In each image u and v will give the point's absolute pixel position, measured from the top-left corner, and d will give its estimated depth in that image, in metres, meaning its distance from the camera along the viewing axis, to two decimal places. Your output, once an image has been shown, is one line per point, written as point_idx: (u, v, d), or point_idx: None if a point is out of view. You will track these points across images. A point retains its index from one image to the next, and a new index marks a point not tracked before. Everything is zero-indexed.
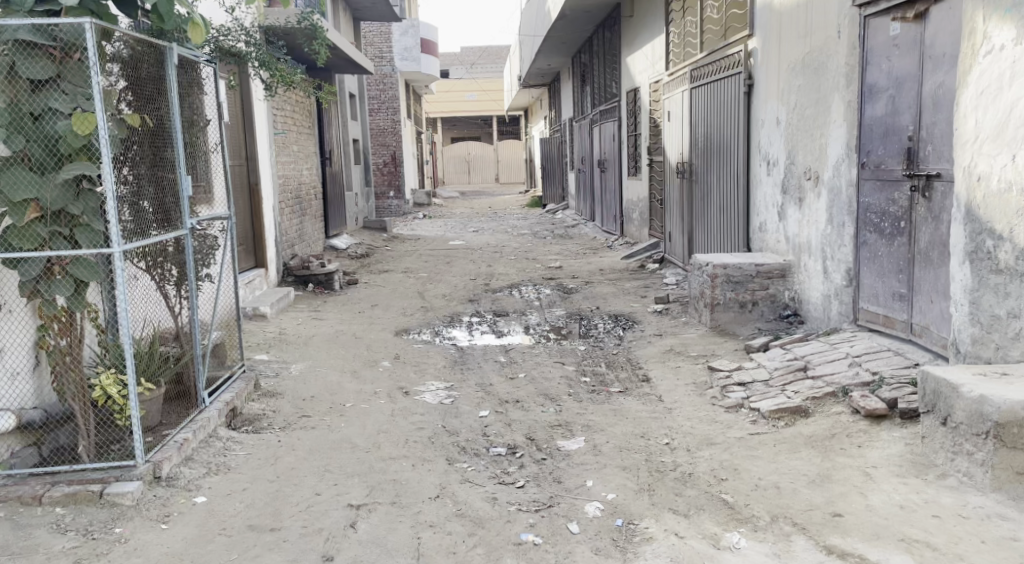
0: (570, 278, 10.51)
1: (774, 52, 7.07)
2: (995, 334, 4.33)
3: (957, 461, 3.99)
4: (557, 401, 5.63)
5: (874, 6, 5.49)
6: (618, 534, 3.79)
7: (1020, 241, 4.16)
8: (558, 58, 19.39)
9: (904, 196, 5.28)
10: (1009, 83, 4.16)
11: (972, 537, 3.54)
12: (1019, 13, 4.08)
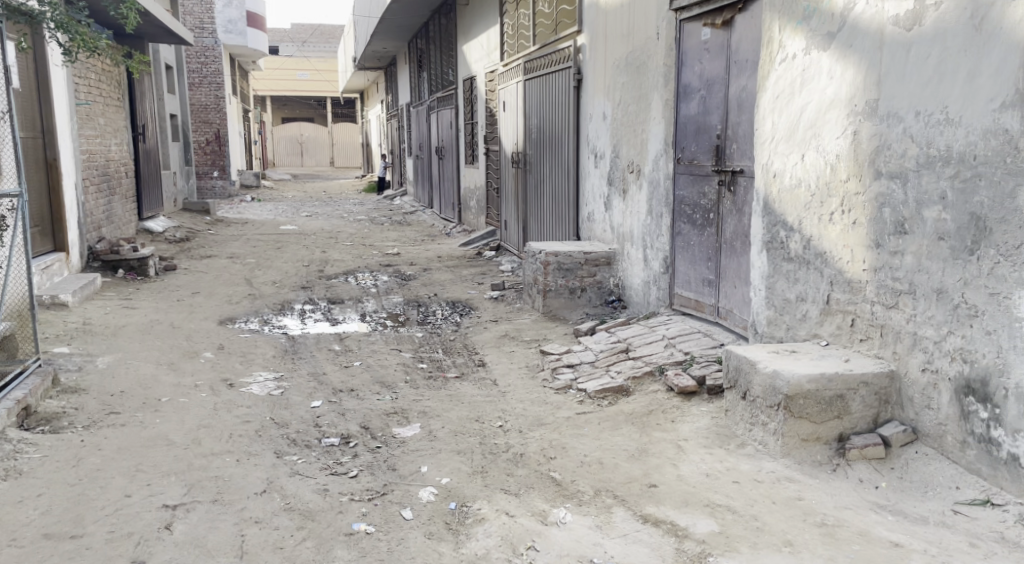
0: (407, 265, 10.56)
1: (600, 49, 7.42)
2: (786, 315, 4.79)
3: (754, 432, 4.37)
4: (393, 388, 5.72)
5: (688, 11, 5.88)
6: (451, 517, 3.93)
7: (806, 233, 4.61)
8: (395, 42, 19.29)
9: (712, 190, 5.72)
10: (799, 89, 4.59)
11: (765, 499, 3.90)
12: (807, 26, 4.51)
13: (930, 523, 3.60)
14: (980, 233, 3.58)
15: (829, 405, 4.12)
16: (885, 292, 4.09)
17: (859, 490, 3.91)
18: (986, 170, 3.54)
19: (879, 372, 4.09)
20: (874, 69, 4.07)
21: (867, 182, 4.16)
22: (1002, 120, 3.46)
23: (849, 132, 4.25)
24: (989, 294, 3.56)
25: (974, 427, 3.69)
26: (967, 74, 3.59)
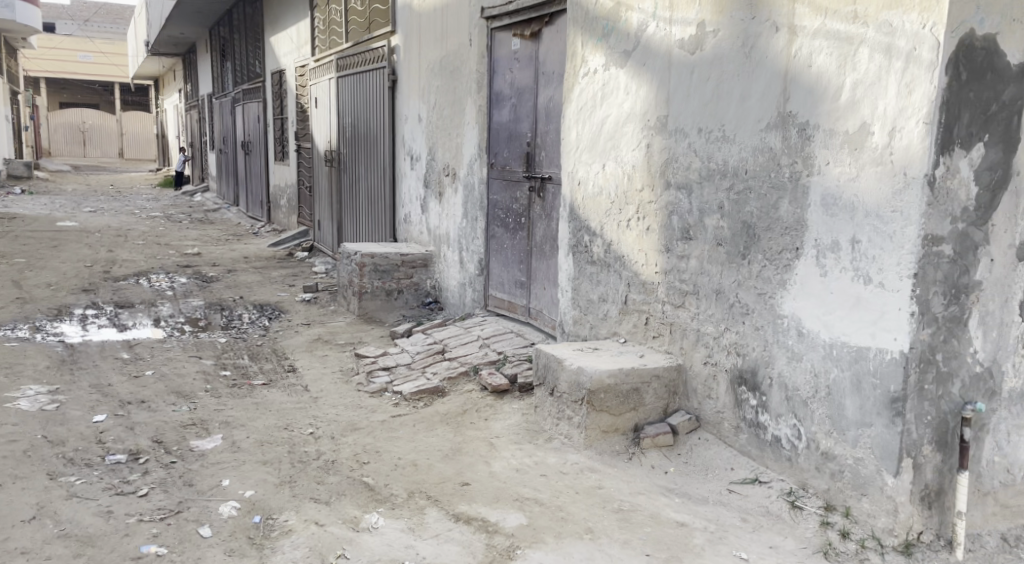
0: (210, 267, 10.17)
1: (414, 51, 7.51)
2: (590, 315, 5.09)
3: (560, 426, 4.60)
4: (191, 398, 5.54)
5: (499, 20, 6.09)
6: (255, 531, 3.87)
7: (607, 238, 4.91)
8: (196, 28, 18.46)
9: (524, 195, 5.95)
10: (600, 102, 4.89)
11: (569, 490, 4.13)
12: (606, 43, 4.81)
13: (710, 503, 3.96)
14: (750, 240, 3.98)
15: (626, 398, 4.40)
16: (674, 293, 4.44)
17: (651, 475, 4.22)
18: (755, 184, 3.94)
19: (669, 365, 4.43)
20: (664, 88, 4.41)
21: (659, 192, 4.50)
22: (767, 139, 3.86)
23: (643, 145, 4.58)
24: (757, 294, 3.96)
25: (745, 413, 4.09)
26: (740, 97, 3.98)
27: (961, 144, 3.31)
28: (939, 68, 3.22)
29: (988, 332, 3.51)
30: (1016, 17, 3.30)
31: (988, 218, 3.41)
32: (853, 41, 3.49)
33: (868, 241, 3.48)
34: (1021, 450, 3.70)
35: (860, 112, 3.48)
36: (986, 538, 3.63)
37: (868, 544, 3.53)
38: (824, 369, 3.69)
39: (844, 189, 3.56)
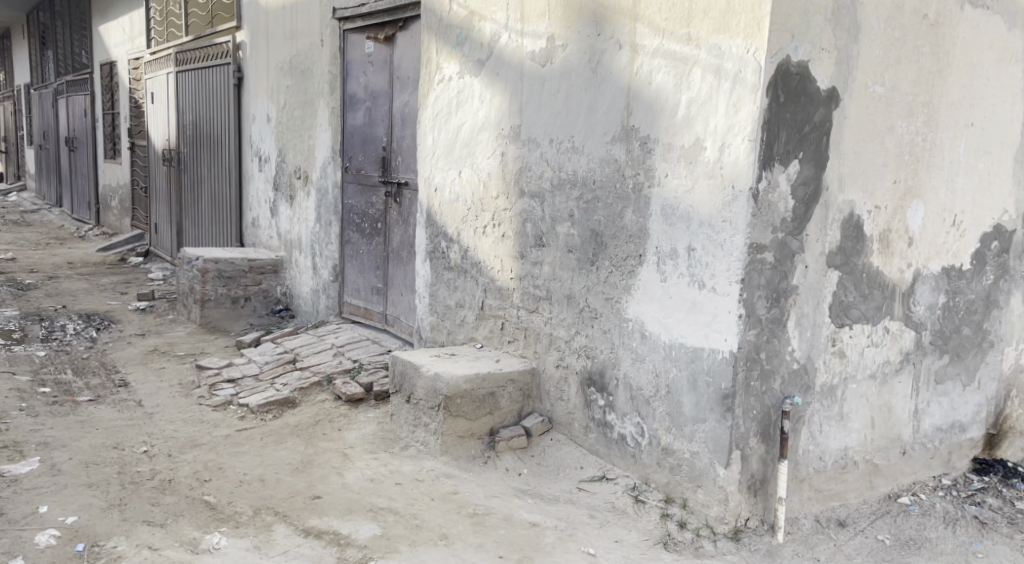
0: (26, 274, 9.46)
1: (262, 49, 7.33)
2: (447, 320, 5.13)
3: (416, 433, 4.61)
4: (4, 418, 5.15)
5: (351, 22, 6.03)
6: (79, 560, 3.64)
7: (464, 244, 4.97)
8: (12, 13, 17.16)
9: (380, 200, 5.93)
10: (456, 109, 4.95)
11: (424, 497, 4.16)
12: (461, 51, 4.88)
13: (561, 501, 4.10)
14: (598, 247, 4.16)
15: (482, 402, 4.47)
16: (528, 298, 4.56)
17: (506, 478, 4.31)
18: (602, 193, 4.12)
19: (524, 369, 4.54)
20: (517, 98, 4.54)
21: (513, 200, 4.61)
22: (613, 150, 4.05)
23: (498, 153, 4.68)
24: (605, 299, 4.14)
25: (594, 413, 4.26)
26: (587, 109, 4.16)
27: (780, 160, 3.58)
28: (761, 90, 3.48)
29: (804, 332, 3.78)
30: (825, 47, 3.58)
31: (802, 228, 3.68)
32: (688, 61, 3.73)
33: (702, 249, 3.72)
34: (830, 438, 3.93)
35: (693, 128, 3.72)
36: (803, 520, 3.89)
37: (702, 532, 3.77)
38: (664, 369, 3.90)
39: (680, 200, 3.79)
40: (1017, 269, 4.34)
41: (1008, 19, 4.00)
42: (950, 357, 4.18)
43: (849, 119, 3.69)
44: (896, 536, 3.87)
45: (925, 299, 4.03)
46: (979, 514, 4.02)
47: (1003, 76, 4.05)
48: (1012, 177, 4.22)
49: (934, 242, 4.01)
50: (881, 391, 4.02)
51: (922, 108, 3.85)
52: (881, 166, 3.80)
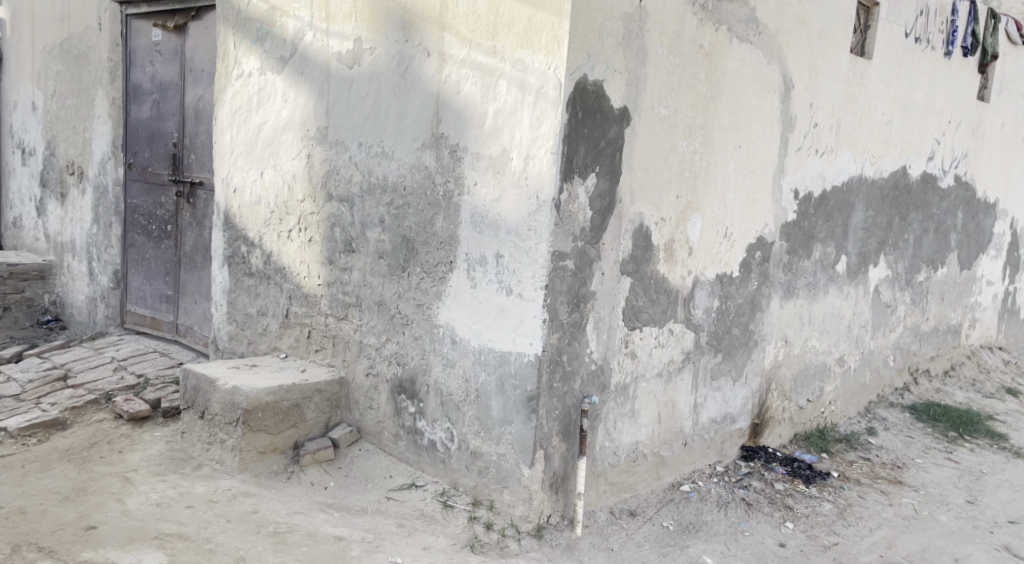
0: None
1: (26, 29, 6.56)
2: (247, 330, 4.87)
3: (211, 451, 4.34)
4: None
5: (135, 7, 5.55)
6: None
7: (267, 249, 4.75)
8: None
9: (170, 201, 5.49)
10: (255, 107, 4.72)
11: (219, 519, 3.90)
12: (261, 46, 4.66)
13: (368, 513, 4.03)
14: (409, 253, 4.17)
15: (286, 415, 4.30)
16: (337, 305, 4.46)
17: (310, 492, 4.16)
18: (413, 200, 4.13)
19: (331, 379, 4.43)
20: (322, 99, 4.43)
21: (320, 204, 4.49)
22: (423, 157, 4.08)
23: (303, 155, 4.54)
24: (416, 305, 4.16)
25: (404, 420, 4.25)
26: (397, 115, 4.15)
27: (580, 172, 3.78)
28: (561, 105, 3.66)
29: (601, 334, 4.01)
30: (617, 68, 3.84)
31: (599, 238, 3.91)
32: (494, 73, 3.84)
33: (510, 256, 3.83)
34: (623, 433, 4.19)
35: (500, 139, 3.84)
36: (598, 513, 4.12)
37: (507, 532, 3.87)
38: (474, 373, 3.98)
39: (489, 208, 3.89)
40: (775, 276, 4.87)
41: (768, 54, 4.51)
42: (722, 355, 4.63)
43: (639, 137, 3.97)
44: (679, 521, 4.21)
45: (703, 303, 4.45)
46: (746, 496, 4.49)
47: (764, 105, 4.55)
48: (772, 197, 4.73)
49: (710, 253, 4.42)
50: (667, 387, 4.37)
51: (699, 130, 4.23)
52: (665, 182, 4.13)
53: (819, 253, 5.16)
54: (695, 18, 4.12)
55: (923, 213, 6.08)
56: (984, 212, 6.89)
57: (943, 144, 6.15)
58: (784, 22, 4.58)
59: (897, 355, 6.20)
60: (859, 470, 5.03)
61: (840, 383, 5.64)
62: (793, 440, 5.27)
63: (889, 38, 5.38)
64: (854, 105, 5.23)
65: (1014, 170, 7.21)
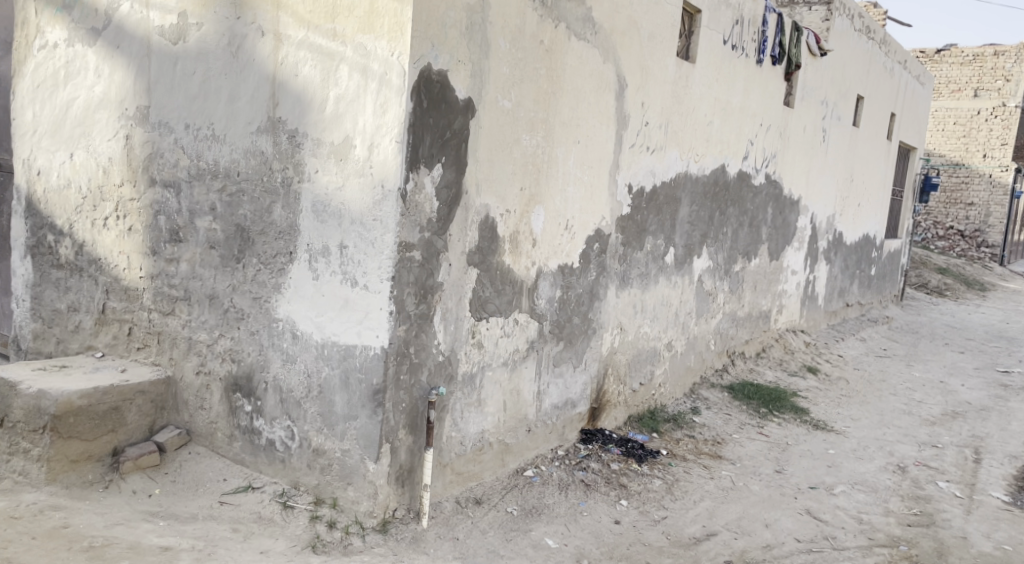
0: None
1: None
2: (56, 328, 4.48)
3: (11, 463, 3.89)
4: None
5: None
6: None
7: (80, 237, 4.38)
8: None
9: None
10: (63, 82, 4.32)
11: (21, 536, 3.50)
12: (68, 15, 4.26)
13: (199, 519, 3.77)
14: (244, 243, 3.96)
15: (102, 419, 3.95)
16: (162, 299, 4.19)
17: (132, 502, 3.84)
18: (247, 187, 3.92)
19: (155, 379, 4.13)
20: (143, 76, 4.11)
21: (142, 189, 4.17)
22: (258, 142, 3.87)
23: (120, 136, 4.19)
24: (252, 299, 3.96)
25: (240, 420, 4.04)
26: (228, 97, 3.91)
27: (425, 162, 3.74)
28: (406, 93, 3.59)
29: (448, 325, 4.00)
30: (461, 59, 3.82)
31: (445, 229, 3.89)
32: (334, 57, 3.70)
33: (353, 247, 3.72)
34: (469, 422, 4.22)
35: (343, 125, 3.71)
36: (444, 503, 4.11)
37: (351, 529, 3.77)
38: (317, 368, 3.84)
39: (331, 197, 3.75)
40: (609, 266, 5.09)
41: (602, 52, 4.67)
42: (563, 343, 4.79)
43: (483, 129, 3.98)
44: (523, 506, 4.30)
45: (545, 293, 4.57)
46: (585, 477, 4.65)
47: (598, 102, 4.71)
48: (608, 191, 4.94)
49: (553, 243, 4.56)
50: (512, 376, 4.45)
51: (540, 124, 4.31)
52: (510, 175, 4.18)
53: (649, 245, 5.48)
54: (536, 14, 4.17)
55: (739, 208, 6.57)
56: (789, 208, 7.53)
57: (755, 146, 6.63)
58: (616, 23, 4.75)
59: (717, 340, 6.65)
60: (685, 447, 5.36)
61: (668, 366, 5.97)
62: (627, 422, 5.52)
63: (709, 44, 5.73)
64: (680, 106, 5.53)
65: (814, 171, 7.92)
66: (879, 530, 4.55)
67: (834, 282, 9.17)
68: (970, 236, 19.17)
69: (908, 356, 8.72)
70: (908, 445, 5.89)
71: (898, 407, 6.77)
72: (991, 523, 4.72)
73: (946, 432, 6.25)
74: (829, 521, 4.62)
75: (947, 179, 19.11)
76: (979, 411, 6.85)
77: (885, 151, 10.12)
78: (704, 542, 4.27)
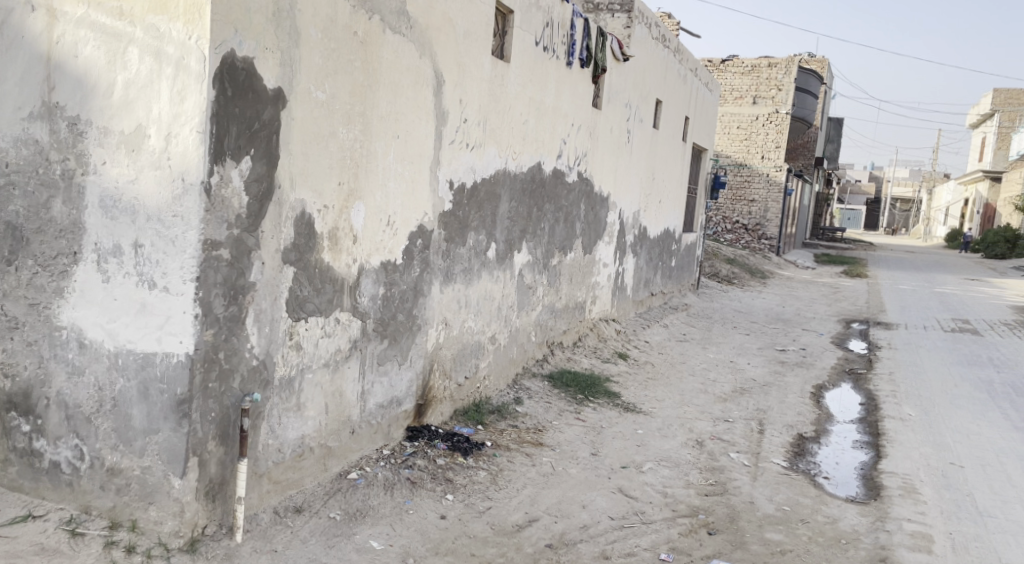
0: None
1: None
2: None
3: None
4: None
5: None
6: None
7: None
8: None
9: None
10: None
11: None
12: None
13: None
14: (17, 242, 3.56)
15: None
16: None
17: None
18: (19, 179, 3.53)
19: None
20: None
21: None
22: (31, 130, 3.50)
23: None
24: (28, 305, 3.57)
25: (16, 442, 3.65)
26: None
27: (232, 155, 3.49)
28: (206, 80, 3.34)
29: (262, 327, 3.77)
30: (268, 46, 3.58)
31: (257, 226, 3.66)
32: (121, 37, 3.39)
33: (151, 245, 3.42)
34: (288, 428, 4.01)
35: (134, 113, 3.40)
36: (261, 515, 3.88)
37: (154, 552, 3.48)
38: (109, 380, 3.51)
39: (122, 191, 3.43)
40: (432, 262, 5.02)
41: (418, 47, 4.57)
42: (387, 341, 4.67)
43: (295, 122, 3.77)
44: (346, 510, 4.14)
45: (367, 291, 4.44)
46: (410, 475, 4.56)
47: (416, 97, 4.61)
48: (429, 186, 4.86)
49: (374, 241, 4.43)
50: (334, 378, 4.28)
51: (357, 117, 4.16)
52: (326, 169, 3.99)
53: (472, 240, 5.46)
54: (349, 4, 4.00)
55: (554, 204, 6.69)
56: (600, 204, 7.78)
57: (568, 144, 6.78)
58: (432, 18, 4.68)
59: (537, 331, 6.75)
60: (508, 437, 5.39)
61: (492, 359, 5.98)
62: (453, 417, 5.47)
63: (522, 44, 5.78)
64: (496, 104, 5.53)
65: (620, 169, 8.22)
66: (681, 502, 4.76)
67: (640, 273, 9.58)
68: (752, 229, 20.60)
69: (703, 339, 9.27)
70: (705, 421, 6.23)
71: (695, 387, 7.17)
72: (773, 487, 5.06)
73: (736, 407, 6.68)
74: (638, 497, 4.78)
75: (733, 177, 20.60)
76: (762, 386, 7.38)
77: (681, 152, 10.71)
78: (526, 528, 4.30)
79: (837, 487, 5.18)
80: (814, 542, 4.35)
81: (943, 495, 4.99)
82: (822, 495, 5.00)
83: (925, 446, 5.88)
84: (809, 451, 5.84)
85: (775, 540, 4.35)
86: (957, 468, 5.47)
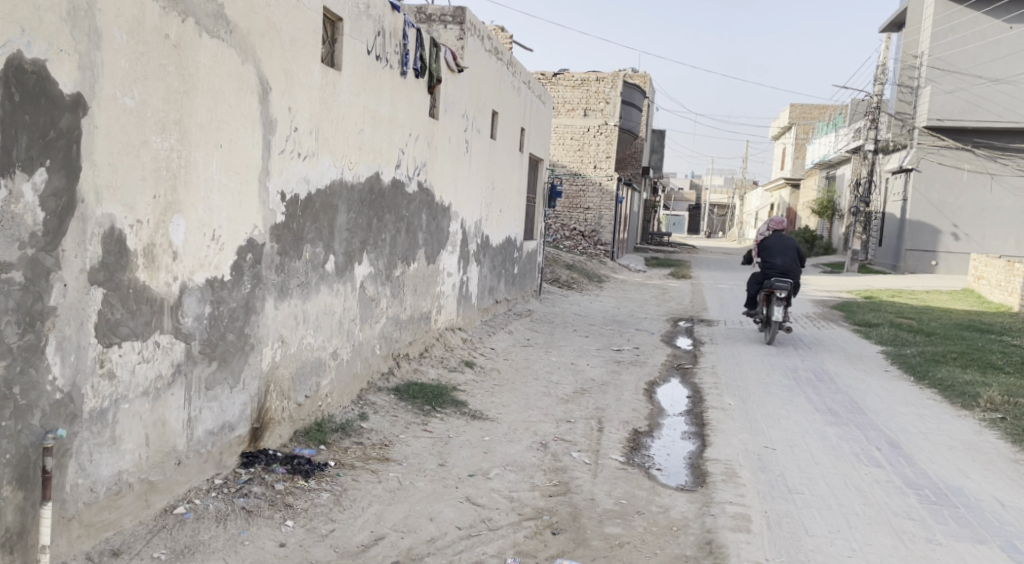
0: None
1: None
2: None
3: None
4: None
5: None
6: None
7: None
8: None
9: None
10: None
11: None
12: None
13: None
14: None
15: None
16: None
17: None
18: None
19: None
20: None
21: None
22: None
23: None
24: None
25: None
26: None
27: (22, 167, 3.15)
28: None
29: (66, 356, 3.42)
30: (63, 47, 3.25)
31: (56, 244, 3.32)
32: None
33: None
34: (102, 465, 3.67)
35: None
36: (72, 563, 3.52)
37: None
38: None
39: None
40: (265, 277, 4.77)
41: (239, 53, 4.32)
42: (216, 363, 4.38)
43: (99, 130, 3.45)
44: (172, 548, 3.83)
45: (191, 310, 4.15)
46: (246, 504, 4.28)
47: (239, 104, 4.36)
48: (258, 198, 4.61)
49: (196, 256, 4.14)
50: (155, 406, 3.96)
51: (173, 125, 3.87)
52: (138, 181, 3.69)
53: (309, 253, 5.23)
54: (158, 5, 3.72)
55: (395, 215, 6.55)
56: (442, 213, 7.70)
57: (406, 154, 6.65)
58: (254, 23, 4.44)
59: (382, 344, 6.58)
60: (353, 455, 5.19)
61: (334, 375, 5.75)
62: (293, 438, 5.20)
63: (353, 52, 5.60)
64: (329, 113, 5.33)
65: (461, 177, 8.17)
66: (527, 505, 4.73)
67: (484, 281, 9.58)
68: (587, 235, 21.17)
69: (546, 344, 9.38)
70: (549, 424, 6.26)
71: (540, 390, 7.22)
72: (612, 483, 5.12)
73: (578, 407, 6.77)
74: (485, 505, 4.71)
75: (569, 187, 21.02)
76: (600, 386, 7.52)
77: (519, 162, 10.82)
78: (371, 548, 4.13)
79: (669, 477, 5.32)
80: (649, 533, 4.42)
81: (758, 477, 5.21)
82: (656, 486, 5.12)
83: (744, 433, 6.14)
84: (643, 445, 5.98)
85: (614, 534, 4.39)
86: (771, 451, 5.74)
